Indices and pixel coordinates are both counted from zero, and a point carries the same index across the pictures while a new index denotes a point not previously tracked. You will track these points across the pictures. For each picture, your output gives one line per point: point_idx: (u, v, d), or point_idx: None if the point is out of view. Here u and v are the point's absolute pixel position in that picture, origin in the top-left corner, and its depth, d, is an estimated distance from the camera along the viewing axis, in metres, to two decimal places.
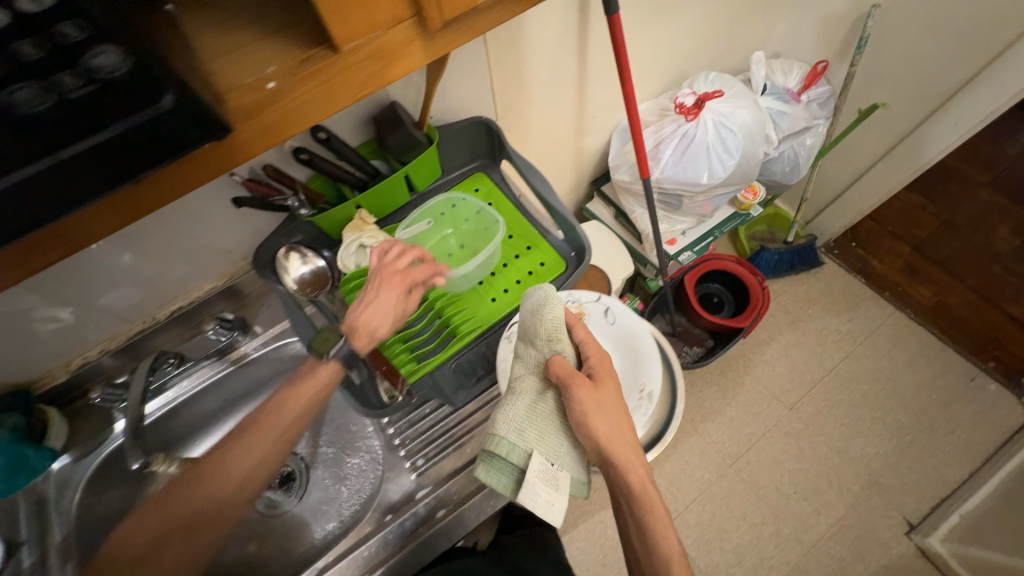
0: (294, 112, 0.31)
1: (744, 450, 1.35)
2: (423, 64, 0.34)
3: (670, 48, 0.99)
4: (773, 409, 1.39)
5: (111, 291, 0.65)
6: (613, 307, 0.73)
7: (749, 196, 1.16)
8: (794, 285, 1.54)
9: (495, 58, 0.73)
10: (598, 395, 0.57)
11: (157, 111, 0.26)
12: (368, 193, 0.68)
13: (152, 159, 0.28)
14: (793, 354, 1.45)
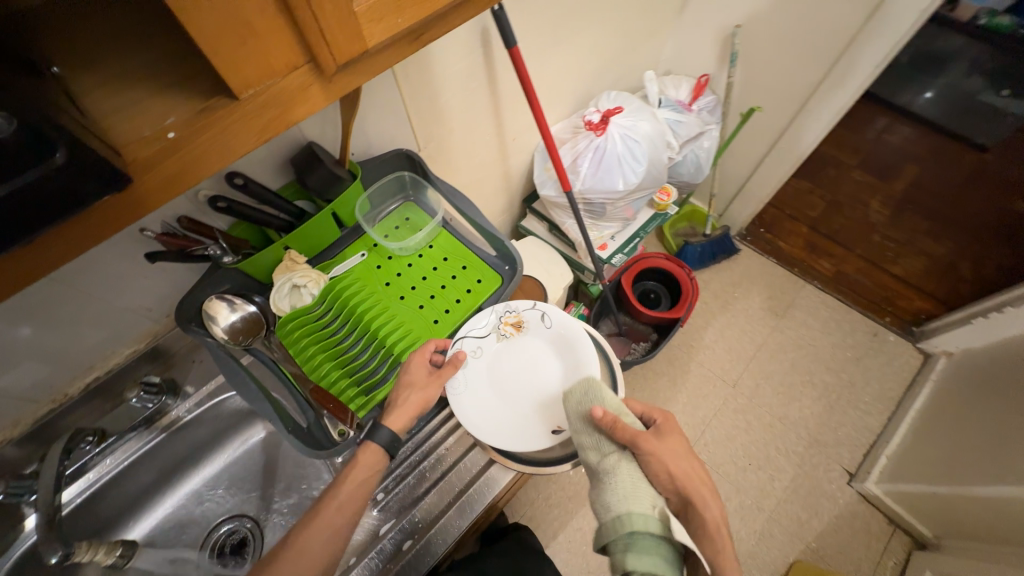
0: (197, 158, 0.32)
1: (700, 432, 1.43)
2: (325, 105, 0.36)
3: (572, 73, 1.09)
4: (719, 389, 1.49)
5: (9, 372, 0.59)
6: (549, 311, 0.77)
7: (664, 197, 1.27)
8: (718, 272, 1.69)
9: (409, 92, 0.76)
10: (666, 441, 0.62)
11: (48, 169, 0.23)
12: (294, 234, 0.68)
13: (44, 220, 0.24)
14: (728, 336, 1.57)
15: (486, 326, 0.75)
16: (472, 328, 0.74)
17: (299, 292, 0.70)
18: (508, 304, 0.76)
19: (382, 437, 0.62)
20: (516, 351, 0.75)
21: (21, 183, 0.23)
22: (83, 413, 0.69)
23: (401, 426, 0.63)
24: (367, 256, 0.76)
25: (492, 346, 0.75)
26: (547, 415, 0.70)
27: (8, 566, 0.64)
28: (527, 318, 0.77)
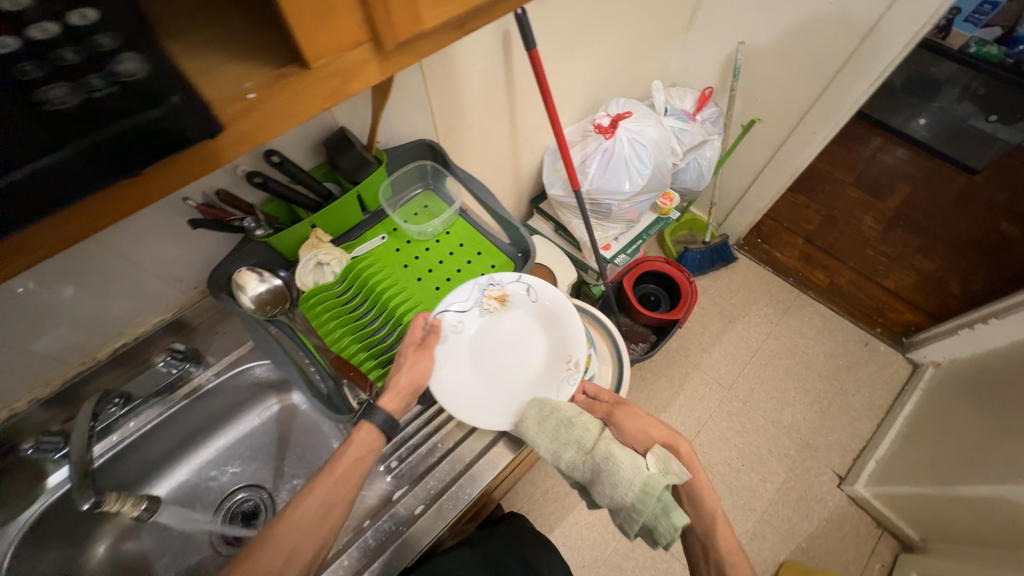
0: (269, 118, 0.35)
1: (695, 433, 1.46)
2: (379, 79, 0.40)
3: (584, 79, 1.14)
4: (715, 392, 1.52)
5: (45, 334, 0.62)
6: (533, 285, 0.77)
7: (667, 202, 1.33)
8: (715, 279, 1.74)
9: (432, 85, 0.80)
10: (634, 414, 0.71)
11: (167, 107, 0.27)
12: (321, 213, 0.71)
13: (155, 153, 0.28)
14: (725, 340, 1.61)
15: (470, 300, 0.75)
16: (455, 303, 0.74)
17: (323, 269, 0.73)
18: (492, 277, 0.75)
19: (379, 418, 0.65)
20: (500, 325, 0.76)
21: (146, 117, 0.26)
22: (108, 377, 0.71)
23: (395, 408, 0.66)
24: (387, 239, 0.80)
25: (476, 321, 0.75)
26: (528, 392, 0.73)
27: (30, 521, 0.65)
28: (512, 291, 0.77)
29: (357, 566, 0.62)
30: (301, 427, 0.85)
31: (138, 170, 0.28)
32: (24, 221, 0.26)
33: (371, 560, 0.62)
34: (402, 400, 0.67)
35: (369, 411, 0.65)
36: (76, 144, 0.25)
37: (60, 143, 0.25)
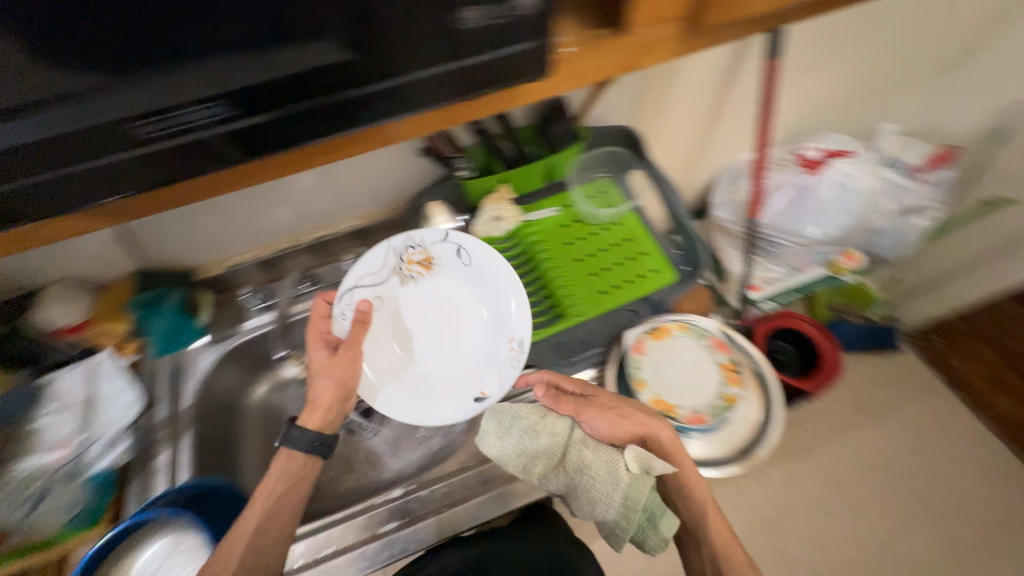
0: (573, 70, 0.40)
1: (780, 515, 1.25)
2: (675, 56, 0.42)
3: (806, 101, 1.00)
4: (820, 484, 1.28)
5: (275, 208, 0.76)
6: (463, 245, 0.71)
7: (847, 260, 1.10)
8: (861, 365, 1.44)
9: (649, 74, 0.78)
10: (615, 413, 0.58)
11: (523, 43, 0.36)
12: (514, 172, 0.75)
13: (495, 76, 0.38)
14: (849, 435, 1.34)
15: (387, 267, 0.70)
16: (369, 271, 0.69)
17: (497, 223, 0.77)
18: (416, 237, 0.70)
19: (301, 442, 0.62)
20: (429, 291, 0.71)
21: (506, 47, 0.36)
22: (302, 258, 0.84)
23: (319, 425, 0.63)
24: (558, 212, 0.81)
25: (394, 288, 0.70)
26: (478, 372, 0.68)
27: (229, 347, 0.78)
28: (438, 253, 0.71)
29: (455, 495, 0.67)
30: None
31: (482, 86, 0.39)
32: (400, 109, 0.38)
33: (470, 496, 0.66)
34: (325, 415, 0.64)
35: (286, 435, 0.62)
36: (459, 58, 0.36)
37: (450, 55, 0.36)
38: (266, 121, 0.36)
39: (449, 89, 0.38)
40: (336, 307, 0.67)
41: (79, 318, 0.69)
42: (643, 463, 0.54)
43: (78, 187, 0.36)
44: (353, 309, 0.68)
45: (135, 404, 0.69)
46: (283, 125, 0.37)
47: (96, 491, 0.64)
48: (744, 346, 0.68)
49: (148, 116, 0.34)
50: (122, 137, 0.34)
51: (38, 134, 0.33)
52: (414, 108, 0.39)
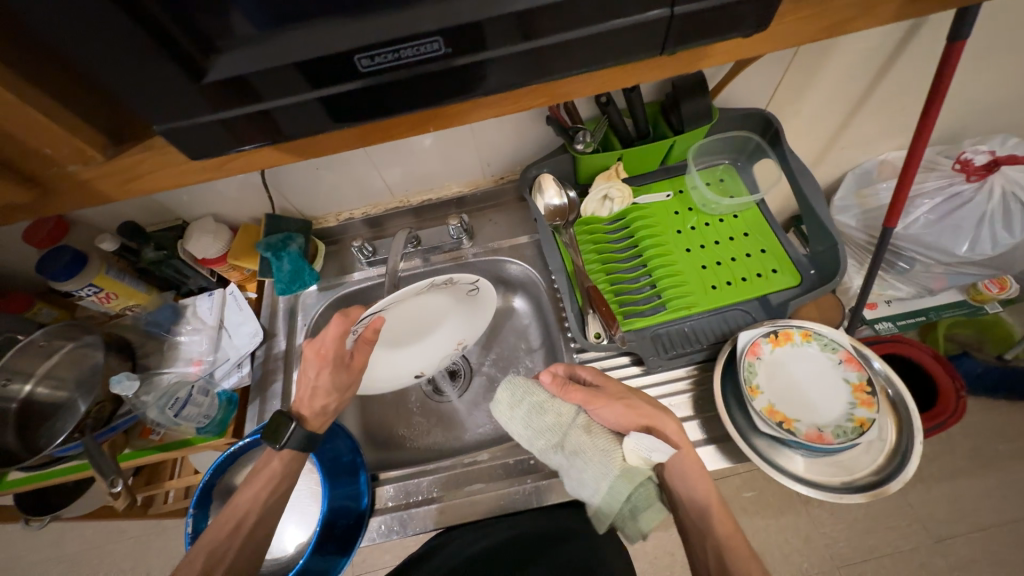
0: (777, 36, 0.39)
1: (860, 558, 1.02)
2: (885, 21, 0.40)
3: (987, 94, 0.82)
4: (911, 530, 1.03)
5: (390, 168, 0.76)
6: (480, 287, 0.69)
7: (994, 289, 0.98)
8: (987, 405, 1.13)
9: (796, 67, 0.70)
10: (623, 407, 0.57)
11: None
12: (633, 150, 0.70)
13: (707, 33, 0.36)
14: (962, 485, 1.06)
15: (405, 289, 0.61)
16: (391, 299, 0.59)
17: (606, 203, 0.74)
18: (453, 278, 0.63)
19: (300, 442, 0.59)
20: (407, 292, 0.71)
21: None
22: (405, 220, 0.87)
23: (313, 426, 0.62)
24: (671, 197, 0.77)
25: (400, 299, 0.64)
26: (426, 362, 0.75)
27: (337, 295, 0.83)
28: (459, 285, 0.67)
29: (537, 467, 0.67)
30: (512, 329, 0.86)
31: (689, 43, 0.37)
32: (597, 63, 0.37)
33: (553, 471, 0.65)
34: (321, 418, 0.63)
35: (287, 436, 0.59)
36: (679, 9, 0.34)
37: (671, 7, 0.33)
38: (480, 60, 0.34)
39: (651, 43, 0.36)
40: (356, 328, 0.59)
41: (219, 252, 0.75)
42: (643, 452, 0.54)
43: (284, 118, 0.36)
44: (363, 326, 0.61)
45: (256, 334, 0.77)
46: (494, 66, 0.35)
47: (225, 405, 0.72)
48: (880, 367, 0.61)
49: (373, 50, 0.32)
50: (343, 66, 0.33)
51: (270, 61, 0.32)
52: (621, 56, 0.37)
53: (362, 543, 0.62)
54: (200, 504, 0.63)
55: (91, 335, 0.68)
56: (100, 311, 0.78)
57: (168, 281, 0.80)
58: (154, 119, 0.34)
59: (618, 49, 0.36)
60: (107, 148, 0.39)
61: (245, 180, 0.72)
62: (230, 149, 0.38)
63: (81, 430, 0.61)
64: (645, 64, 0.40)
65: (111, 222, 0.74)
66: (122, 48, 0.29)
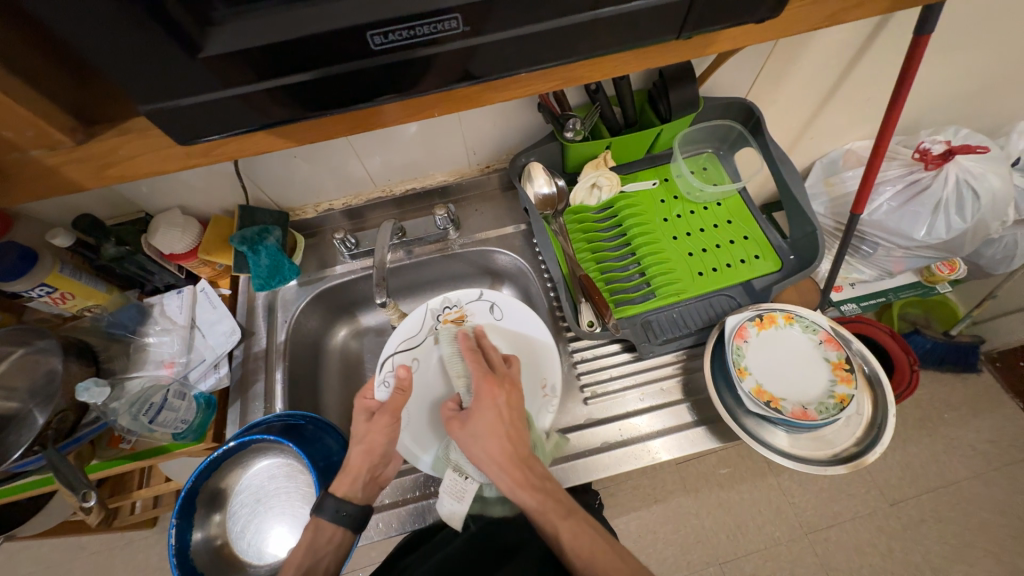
0: (778, 24, 0.41)
1: (825, 524, 1.08)
2: (874, 13, 0.42)
3: (943, 89, 0.88)
4: (871, 496, 1.10)
5: (372, 157, 0.73)
6: (496, 302, 0.71)
7: (946, 270, 1.06)
8: (934, 381, 1.22)
9: (777, 58, 0.72)
10: (465, 431, 0.57)
11: None
12: (621, 139, 0.70)
13: (720, 19, 0.36)
14: (912, 452, 1.14)
15: (424, 327, 0.71)
16: (405, 335, 0.70)
17: (595, 191, 0.74)
18: (452, 297, 0.72)
19: (329, 511, 0.57)
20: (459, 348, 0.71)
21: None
22: (387, 211, 0.84)
23: (347, 493, 0.59)
24: (657, 185, 0.78)
25: (431, 348, 0.70)
26: None
27: (320, 289, 0.80)
28: (472, 309, 0.72)
29: None
30: None
31: (702, 27, 0.37)
32: (610, 46, 0.37)
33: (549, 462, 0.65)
34: (357, 483, 0.60)
35: (319, 505, 0.57)
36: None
37: None
38: (499, 40, 0.34)
39: (665, 27, 0.36)
40: (378, 374, 0.67)
41: (188, 246, 0.70)
42: (461, 494, 0.59)
43: (284, 101, 0.34)
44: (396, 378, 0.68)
45: (232, 333, 0.73)
46: (514, 47, 0.34)
47: (203, 408, 0.68)
48: (858, 346, 0.65)
49: (386, 25, 0.31)
50: (354, 45, 0.31)
51: (276, 36, 0.30)
52: (641, 39, 0.37)
53: (361, 543, 0.61)
54: (183, 515, 0.60)
55: (46, 339, 0.62)
56: (53, 313, 0.71)
57: (131, 279, 0.74)
58: (139, 97, 0.31)
59: (633, 32, 0.36)
60: (77, 132, 0.36)
61: (215, 170, 0.67)
62: (224, 133, 0.36)
63: (42, 443, 0.56)
64: (662, 48, 0.40)
65: (63, 215, 0.68)
66: (108, 18, 0.26)
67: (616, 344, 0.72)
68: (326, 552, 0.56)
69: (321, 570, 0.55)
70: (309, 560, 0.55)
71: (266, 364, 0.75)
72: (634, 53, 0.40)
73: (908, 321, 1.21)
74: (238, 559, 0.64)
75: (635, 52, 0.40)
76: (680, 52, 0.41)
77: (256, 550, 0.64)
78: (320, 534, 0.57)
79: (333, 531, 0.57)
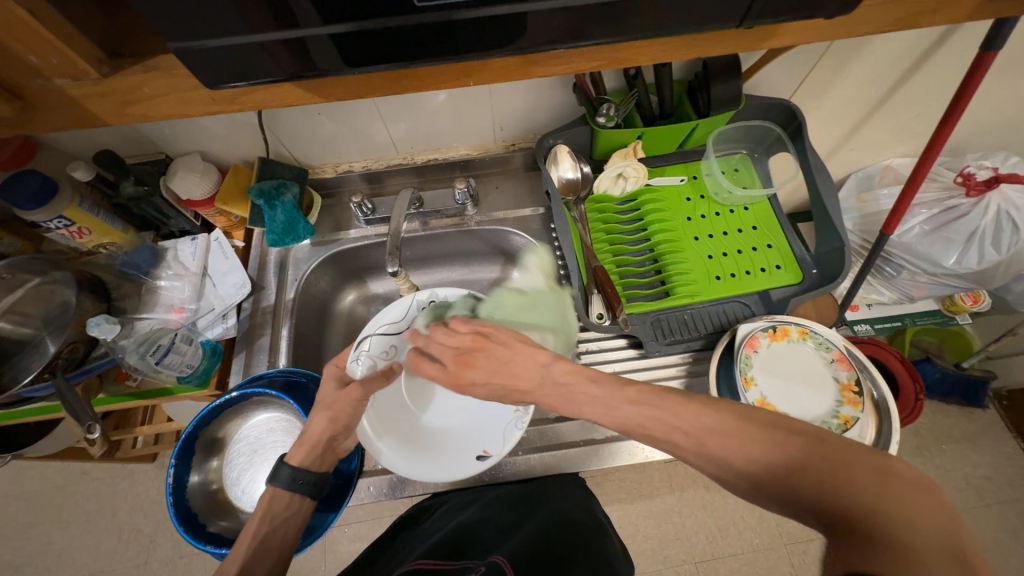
0: (841, 23, 0.38)
1: (807, 536, 1.08)
2: (948, 21, 0.39)
3: (1000, 112, 0.83)
4: None
5: (394, 122, 0.71)
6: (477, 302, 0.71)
7: (969, 302, 1.01)
8: (938, 411, 1.19)
9: (829, 61, 0.68)
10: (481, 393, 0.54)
11: None
12: (655, 130, 0.67)
13: (782, 11, 0.34)
14: None
15: (409, 316, 0.71)
16: (391, 320, 0.70)
17: (620, 182, 0.72)
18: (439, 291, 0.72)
19: (283, 480, 0.57)
20: None
21: None
22: (406, 178, 0.83)
23: (303, 460, 0.58)
24: (685, 182, 0.76)
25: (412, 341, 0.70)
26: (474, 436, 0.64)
27: (333, 251, 0.80)
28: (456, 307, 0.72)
29: (529, 443, 0.67)
30: None
31: (763, 18, 0.35)
32: (661, 28, 0.35)
33: (543, 448, 0.66)
34: (314, 450, 0.59)
35: (274, 473, 0.57)
36: None
37: None
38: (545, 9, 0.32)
39: (724, 12, 0.34)
40: (354, 349, 0.66)
41: (206, 194, 0.70)
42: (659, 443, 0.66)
43: (311, 54, 0.33)
44: (371, 358, 0.66)
45: (243, 285, 0.73)
46: (561, 20, 0.33)
47: (209, 355, 0.68)
48: (872, 371, 0.63)
49: None
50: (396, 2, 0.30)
51: None
52: (694, 23, 0.35)
53: (350, 503, 0.63)
54: (182, 457, 0.62)
55: (62, 272, 0.62)
56: (70, 246, 0.72)
57: (146, 220, 0.74)
58: (168, 35, 0.30)
59: (689, 13, 0.34)
60: (104, 65, 0.35)
61: (237, 119, 0.66)
62: (246, 80, 0.35)
63: (52, 371, 0.57)
64: (718, 37, 0.38)
65: (86, 150, 0.67)
66: None
67: (623, 339, 0.72)
68: (283, 518, 0.56)
69: (278, 536, 0.55)
70: (267, 526, 0.54)
71: (271, 319, 0.75)
72: (686, 40, 0.38)
73: (920, 347, 1.19)
74: (232, 504, 0.66)
75: (686, 39, 0.38)
76: (735, 45, 0.39)
77: (249, 497, 0.66)
78: (277, 501, 0.57)
79: (291, 498, 0.57)
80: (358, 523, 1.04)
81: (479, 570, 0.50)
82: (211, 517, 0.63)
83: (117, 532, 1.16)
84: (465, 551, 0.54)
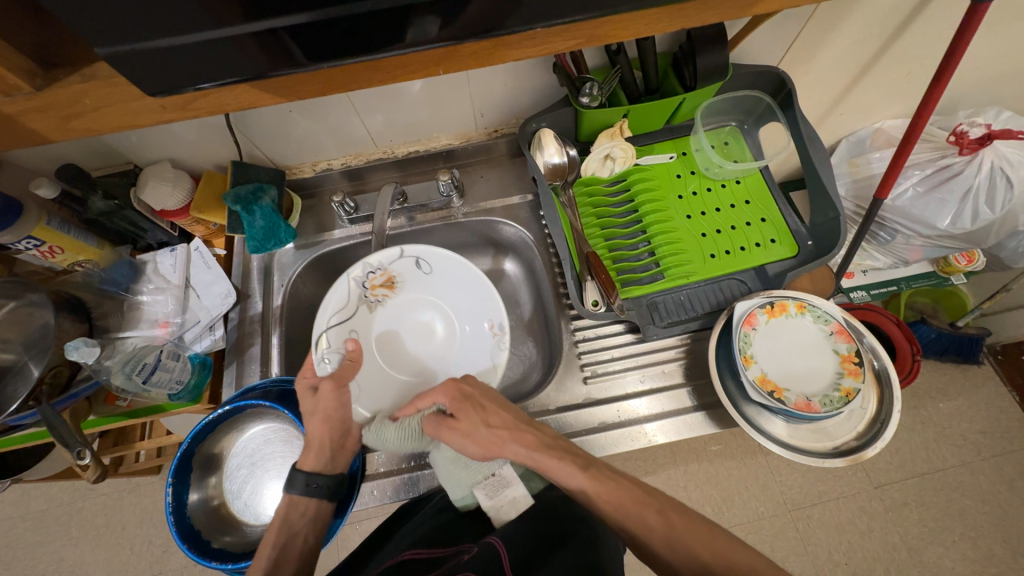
0: None
1: (810, 502, 1.09)
2: None
3: (990, 66, 0.81)
4: (858, 478, 1.10)
5: (368, 116, 0.68)
6: (421, 256, 0.72)
7: (963, 262, 1.02)
8: (935, 370, 1.19)
9: (816, 24, 0.65)
10: (460, 426, 0.55)
11: None
12: (641, 108, 0.65)
13: None
14: (905, 438, 1.13)
15: (353, 298, 0.70)
16: (336, 308, 0.67)
17: (608, 163, 0.70)
18: (371, 261, 0.70)
19: (300, 486, 0.58)
20: (395, 310, 0.72)
21: None
22: (388, 173, 0.81)
23: (315, 466, 0.59)
24: (674, 160, 0.74)
25: (367, 318, 0.70)
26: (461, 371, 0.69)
27: (318, 254, 0.78)
28: (399, 271, 0.71)
29: None
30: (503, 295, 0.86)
31: None
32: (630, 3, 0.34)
33: None
34: (321, 454, 0.60)
35: (290, 480, 0.59)
36: None
37: None
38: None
39: None
40: (316, 352, 0.65)
41: (180, 203, 0.67)
42: (671, 428, 0.64)
43: (268, 50, 0.32)
44: (336, 352, 0.66)
45: (228, 295, 0.71)
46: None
47: (199, 369, 0.67)
48: (871, 340, 0.63)
49: None
50: None
51: None
52: None
53: (355, 508, 0.62)
54: (179, 475, 0.60)
55: (38, 293, 0.59)
56: (45, 266, 0.69)
57: (120, 234, 0.71)
58: (102, 39, 0.28)
59: None
60: (36, 77, 0.34)
61: (206, 123, 0.63)
62: (201, 83, 0.33)
63: (36, 398, 0.55)
64: (698, 4, 0.36)
65: (50, 164, 0.64)
66: None
67: (620, 324, 0.71)
68: (302, 524, 0.58)
69: (299, 543, 0.57)
70: (286, 535, 0.56)
71: (260, 327, 0.73)
72: (663, 13, 0.36)
73: (915, 309, 1.18)
74: (236, 518, 0.65)
75: (662, 12, 0.36)
76: (714, 15, 0.37)
77: (252, 509, 0.66)
78: (294, 510, 0.58)
79: (305, 505, 0.59)
80: (366, 519, 1.04)
81: (469, 552, 0.47)
82: (215, 533, 0.62)
83: (128, 545, 1.16)
84: (457, 537, 0.52)
